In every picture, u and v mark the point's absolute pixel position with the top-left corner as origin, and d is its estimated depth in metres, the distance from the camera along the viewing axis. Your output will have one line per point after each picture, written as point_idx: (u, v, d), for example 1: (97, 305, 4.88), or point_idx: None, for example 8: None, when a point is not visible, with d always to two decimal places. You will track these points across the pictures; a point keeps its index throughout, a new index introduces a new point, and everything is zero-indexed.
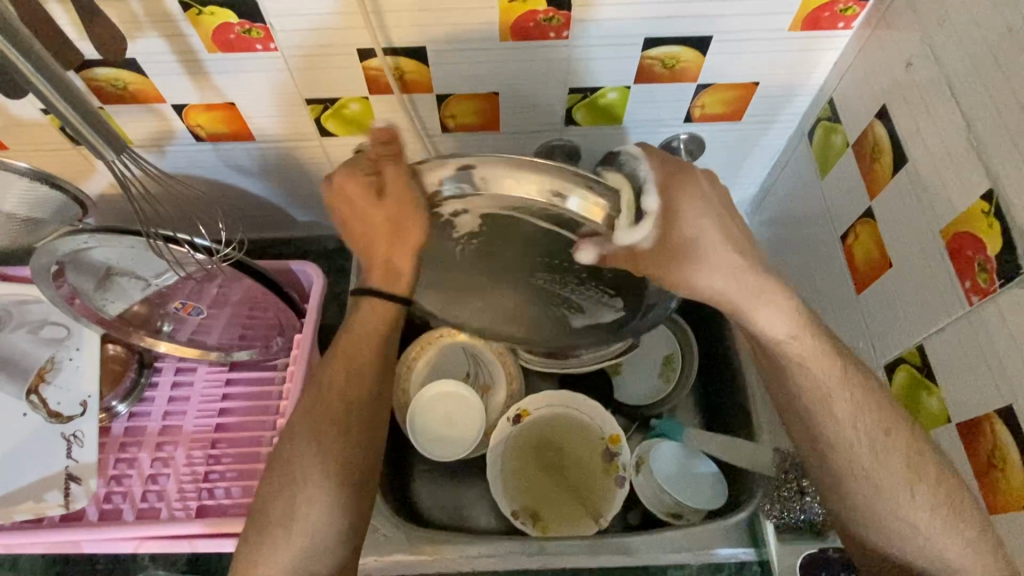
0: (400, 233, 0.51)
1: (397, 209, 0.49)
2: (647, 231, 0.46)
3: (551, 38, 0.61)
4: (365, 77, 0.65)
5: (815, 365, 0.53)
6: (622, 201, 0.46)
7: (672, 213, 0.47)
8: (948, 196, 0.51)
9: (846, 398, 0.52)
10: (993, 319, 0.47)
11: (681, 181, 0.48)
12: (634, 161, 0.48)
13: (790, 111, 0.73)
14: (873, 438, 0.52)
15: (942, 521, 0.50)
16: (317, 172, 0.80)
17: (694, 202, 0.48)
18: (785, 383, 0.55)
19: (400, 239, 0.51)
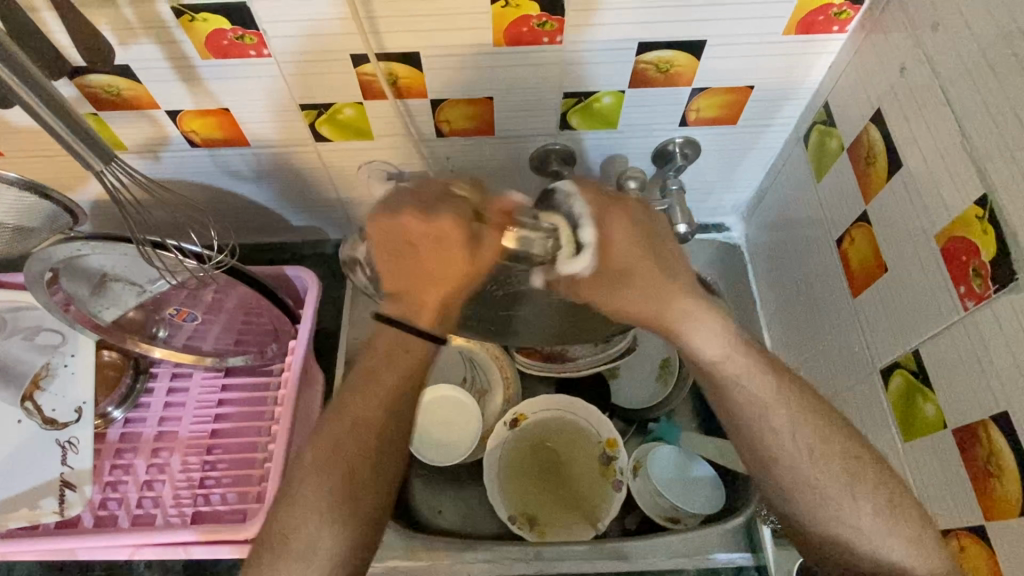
0: (455, 279, 0.51)
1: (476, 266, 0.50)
2: (587, 261, 0.51)
3: (545, 43, 0.61)
4: (359, 82, 0.65)
5: (748, 382, 0.53)
6: (561, 237, 0.50)
7: (607, 239, 0.51)
8: (943, 200, 0.51)
9: (783, 407, 0.52)
10: (988, 324, 0.47)
11: (613, 211, 0.52)
12: (568, 200, 0.53)
13: (786, 114, 0.72)
14: (813, 446, 0.51)
15: (887, 521, 0.49)
16: (313, 177, 0.80)
17: (624, 229, 0.52)
18: (722, 397, 0.54)
19: (451, 283, 0.51)
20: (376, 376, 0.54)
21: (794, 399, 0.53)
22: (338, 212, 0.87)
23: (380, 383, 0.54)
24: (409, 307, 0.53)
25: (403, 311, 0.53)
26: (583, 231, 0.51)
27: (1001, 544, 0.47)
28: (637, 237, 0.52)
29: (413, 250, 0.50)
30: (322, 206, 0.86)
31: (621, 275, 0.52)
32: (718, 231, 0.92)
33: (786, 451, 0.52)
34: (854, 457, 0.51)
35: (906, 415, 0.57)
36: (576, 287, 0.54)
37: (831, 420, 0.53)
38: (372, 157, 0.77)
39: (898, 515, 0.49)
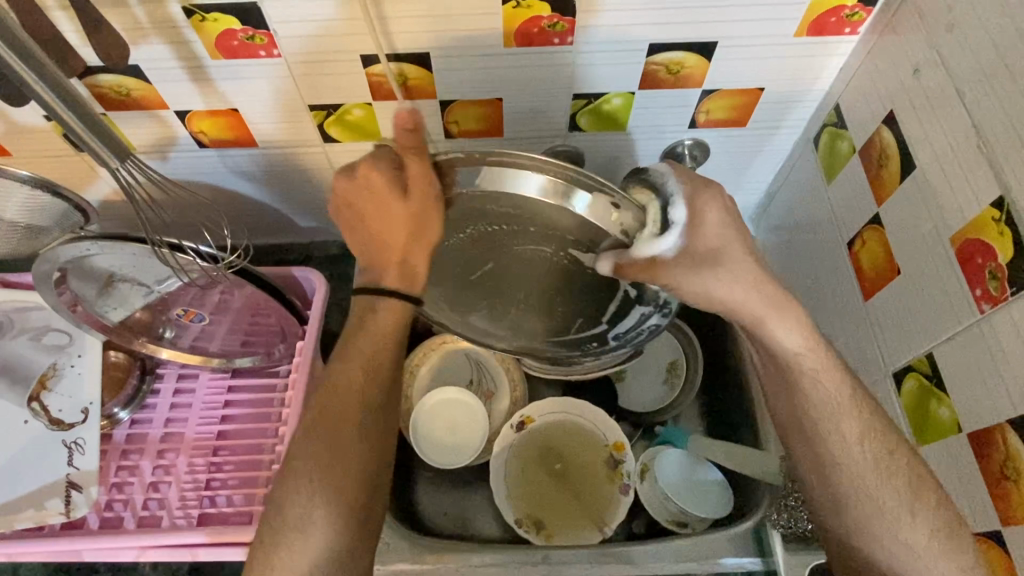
0: (421, 233, 0.51)
1: (420, 208, 0.50)
2: (672, 241, 0.49)
3: (556, 44, 0.61)
4: (369, 83, 0.65)
5: (828, 383, 0.53)
6: (648, 216, 0.49)
7: (697, 222, 0.50)
8: (957, 204, 0.51)
9: (856, 417, 0.53)
10: (1004, 328, 0.47)
11: (711, 197, 0.50)
12: (662, 178, 0.50)
13: (796, 116, 0.72)
14: (878, 459, 0.52)
15: (928, 536, 0.50)
16: (320, 178, 0.80)
17: (716, 214, 0.50)
18: (800, 397, 0.55)
19: (419, 241, 0.52)
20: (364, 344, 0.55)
21: (879, 421, 0.53)
22: None
23: (358, 351, 0.55)
24: (379, 269, 0.55)
25: (369, 270, 0.55)
26: (675, 211, 0.49)
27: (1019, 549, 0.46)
28: (727, 223, 0.51)
29: (371, 197, 0.51)
30: (329, 207, 0.86)
31: (706, 260, 0.51)
32: None
33: (869, 470, 0.52)
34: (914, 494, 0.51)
35: (919, 419, 0.56)
36: (651, 269, 0.51)
37: (853, 434, 0.53)
38: None
39: (933, 529, 0.50)
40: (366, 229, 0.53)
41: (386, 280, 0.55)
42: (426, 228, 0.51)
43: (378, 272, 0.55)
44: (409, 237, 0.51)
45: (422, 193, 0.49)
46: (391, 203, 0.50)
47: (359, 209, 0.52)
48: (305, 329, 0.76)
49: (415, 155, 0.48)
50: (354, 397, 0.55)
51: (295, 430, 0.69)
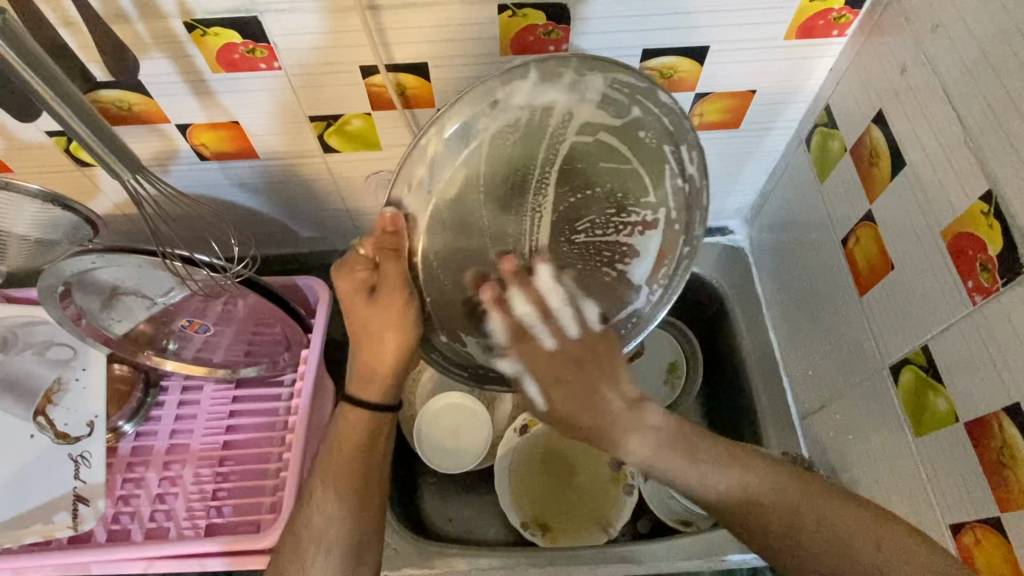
0: (372, 338, 0.56)
1: (393, 298, 0.54)
2: (574, 327, 0.59)
3: (551, 52, 0.62)
4: (368, 93, 0.66)
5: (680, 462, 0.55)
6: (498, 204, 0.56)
7: (547, 305, 0.58)
8: (947, 199, 0.52)
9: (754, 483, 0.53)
10: (996, 318, 0.48)
11: (522, 350, 0.58)
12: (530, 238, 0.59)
13: (787, 118, 0.74)
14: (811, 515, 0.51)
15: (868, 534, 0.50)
16: (319, 188, 0.81)
17: (543, 367, 0.58)
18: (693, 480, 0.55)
19: (374, 343, 0.56)
20: (341, 440, 0.59)
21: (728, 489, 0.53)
22: (346, 222, 0.88)
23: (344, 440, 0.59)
24: (363, 383, 0.58)
25: (361, 391, 0.59)
26: (544, 344, 0.58)
27: (1017, 534, 0.47)
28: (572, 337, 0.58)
29: (352, 326, 0.57)
30: (330, 217, 0.87)
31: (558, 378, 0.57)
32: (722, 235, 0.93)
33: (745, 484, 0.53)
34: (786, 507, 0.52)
35: (917, 411, 0.57)
36: (553, 366, 0.57)
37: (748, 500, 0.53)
38: (379, 168, 0.78)
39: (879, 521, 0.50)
40: (360, 346, 0.57)
41: (365, 395, 0.59)
42: (374, 337, 0.56)
43: (369, 381, 0.58)
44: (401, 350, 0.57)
45: (391, 285, 0.54)
46: (363, 308, 0.55)
47: (353, 330, 0.57)
48: (309, 336, 0.76)
49: (392, 259, 0.53)
50: (349, 474, 0.58)
51: (302, 438, 0.70)
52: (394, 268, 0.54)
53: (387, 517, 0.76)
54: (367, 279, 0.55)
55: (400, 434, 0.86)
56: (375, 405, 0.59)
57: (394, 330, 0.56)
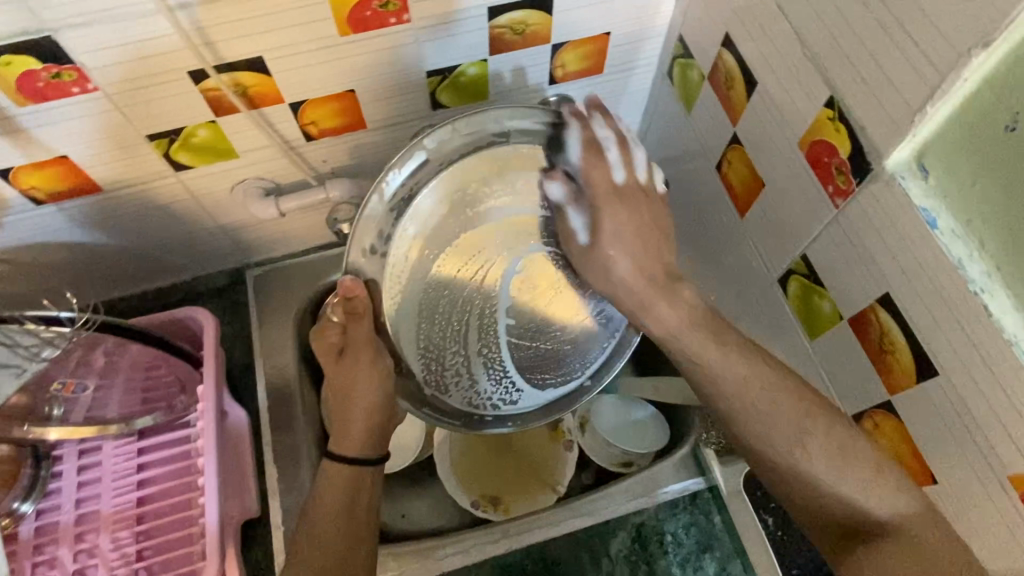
0: (349, 396, 0.59)
1: (359, 356, 0.59)
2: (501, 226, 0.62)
3: (393, 24, 0.60)
4: (206, 100, 0.61)
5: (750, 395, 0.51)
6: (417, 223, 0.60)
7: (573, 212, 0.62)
8: (797, 111, 0.54)
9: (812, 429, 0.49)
10: (855, 217, 0.50)
11: (591, 164, 0.58)
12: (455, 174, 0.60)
13: (646, 54, 0.74)
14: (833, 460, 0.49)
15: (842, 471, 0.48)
16: (184, 211, 0.75)
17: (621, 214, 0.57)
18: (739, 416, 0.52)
19: (348, 402, 0.59)
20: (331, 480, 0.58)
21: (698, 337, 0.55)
22: (225, 242, 0.82)
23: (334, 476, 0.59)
24: (349, 435, 0.60)
25: (349, 444, 0.60)
26: (613, 173, 0.57)
27: (905, 411, 0.51)
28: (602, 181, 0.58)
29: (336, 393, 0.60)
30: (206, 239, 0.80)
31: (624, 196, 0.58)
32: None
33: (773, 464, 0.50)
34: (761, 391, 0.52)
35: (808, 315, 0.60)
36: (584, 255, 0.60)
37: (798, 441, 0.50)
38: (245, 175, 0.73)
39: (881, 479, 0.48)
40: (343, 413, 0.60)
41: (351, 446, 0.60)
42: (350, 397, 0.59)
43: (346, 439, 0.60)
44: (370, 412, 0.59)
45: (354, 352, 0.59)
46: (336, 366, 0.59)
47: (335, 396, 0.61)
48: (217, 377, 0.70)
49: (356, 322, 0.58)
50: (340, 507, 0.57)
51: (216, 480, 0.65)
52: (365, 328, 0.58)
53: None
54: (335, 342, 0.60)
55: None
56: (354, 456, 0.60)
57: (369, 394, 0.59)
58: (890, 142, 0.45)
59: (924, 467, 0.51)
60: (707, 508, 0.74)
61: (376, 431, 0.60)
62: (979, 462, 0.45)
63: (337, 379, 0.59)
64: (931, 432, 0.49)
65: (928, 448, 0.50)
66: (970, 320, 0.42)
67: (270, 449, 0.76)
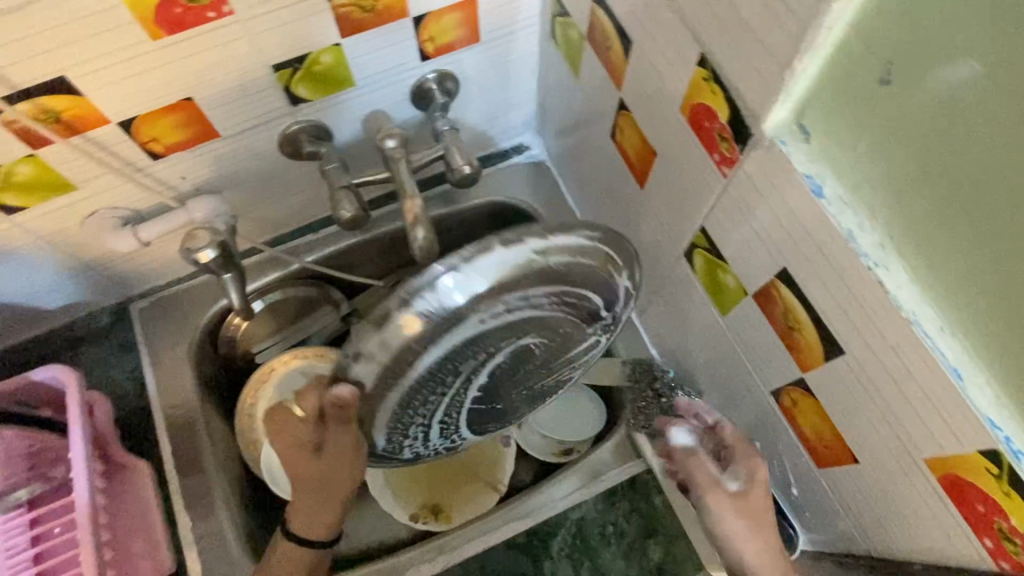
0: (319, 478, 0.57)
1: (335, 452, 0.54)
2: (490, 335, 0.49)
3: (212, 19, 0.52)
4: (12, 133, 0.53)
5: None
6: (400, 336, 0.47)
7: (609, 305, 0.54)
8: (673, 71, 0.47)
9: None
10: (744, 186, 0.45)
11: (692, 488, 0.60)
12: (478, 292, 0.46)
13: (524, 15, 0.67)
14: None
15: None
16: (34, 256, 0.66)
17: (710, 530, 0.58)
18: None
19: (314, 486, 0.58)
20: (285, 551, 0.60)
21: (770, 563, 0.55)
22: (97, 280, 0.74)
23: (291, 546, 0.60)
24: (312, 520, 0.59)
25: (307, 530, 0.59)
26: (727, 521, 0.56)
27: (820, 389, 0.47)
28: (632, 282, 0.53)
29: (300, 477, 0.58)
30: (73, 281, 0.72)
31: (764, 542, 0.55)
32: (519, 154, 0.86)
33: None
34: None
35: (716, 291, 0.55)
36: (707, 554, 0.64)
37: None
38: (93, 206, 0.64)
39: None
40: (313, 497, 0.58)
41: (315, 532, 0.59)
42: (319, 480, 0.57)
43: (312, 522, 0.59)
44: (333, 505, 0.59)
45: (335, 447, 0.54)
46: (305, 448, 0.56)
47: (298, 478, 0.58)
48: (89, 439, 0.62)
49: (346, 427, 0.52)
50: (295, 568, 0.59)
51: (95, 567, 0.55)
52: (348, 438, 0.53)
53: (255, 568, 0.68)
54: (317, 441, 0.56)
55: (250, 479, 0.78)
56: (317, 539, 0.60)
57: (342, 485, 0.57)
58: (766, 103, 0.39)
59: (843, 445, 0.47)
60: (647, 490, 0.70)
61: (334, 522, 0.60)
62: (895, 441, 0.42)
63: (307, 462, 0.57)
64: (846, 411, 0.45)
65: (844, 426, 0.46)
66: (867, 294, 0.38)
67: (179, 495, 0.70)
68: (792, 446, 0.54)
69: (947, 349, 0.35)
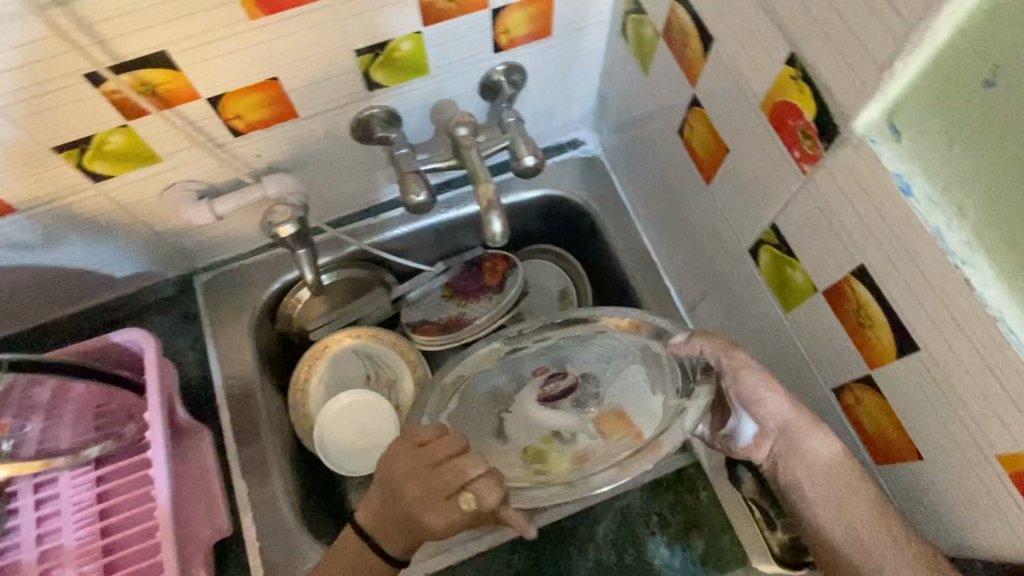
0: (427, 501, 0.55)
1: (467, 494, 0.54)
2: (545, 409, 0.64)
3: (308, 3, 0.54)
4: (111, 103, 0.55)
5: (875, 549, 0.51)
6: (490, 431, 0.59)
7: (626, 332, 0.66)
8: (758, 69, 0.49)
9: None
10: (826, 184, 0.46)
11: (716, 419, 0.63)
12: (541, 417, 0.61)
13: (596, 12, 0.68)
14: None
15: None
16: (112, 224, 0.69)
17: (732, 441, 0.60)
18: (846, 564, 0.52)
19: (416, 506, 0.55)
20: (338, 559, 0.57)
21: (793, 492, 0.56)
22: (166, 251, 0.77)
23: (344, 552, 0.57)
24: (396, 538, 0.56)
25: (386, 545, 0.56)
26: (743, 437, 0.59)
27: (889, 386, 0.48)
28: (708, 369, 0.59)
29: (406, 497, 0.55)
30: (144, 251, 0.75)
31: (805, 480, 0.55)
32: (574, 148, 0.87)
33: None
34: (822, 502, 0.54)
35: (781, 286, 0.56)
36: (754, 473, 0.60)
37: None
38: (173, 179, 0.67)
39: None
40: (409, 521, 0.55)
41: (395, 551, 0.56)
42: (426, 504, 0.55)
43: (394, 538, 0.56)
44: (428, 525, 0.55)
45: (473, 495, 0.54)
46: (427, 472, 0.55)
47: (401, 498, 0.55)
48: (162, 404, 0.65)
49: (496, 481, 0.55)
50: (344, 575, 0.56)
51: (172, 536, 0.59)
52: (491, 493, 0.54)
53: (310, 537, 0.70)
54: (427, 439, 0.57)
55: (302, 451, 0.81)
56: (395, 557, 0.56)
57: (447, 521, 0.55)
58: (860, 102, 0.40)
59: (909, 444, 0.48)
60: (692, 483, 0.72)
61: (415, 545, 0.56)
62: (967, 439, 0.43)
63: (422, 486, 0.55)
64: (916, 408, 0.46)
65: (911, 422, 0.47)
66: (952, 292, 0.39)
67: (236, 462, 0.73)
68: (851, 444, 0.55)
69: (1020, 335, 0.36)
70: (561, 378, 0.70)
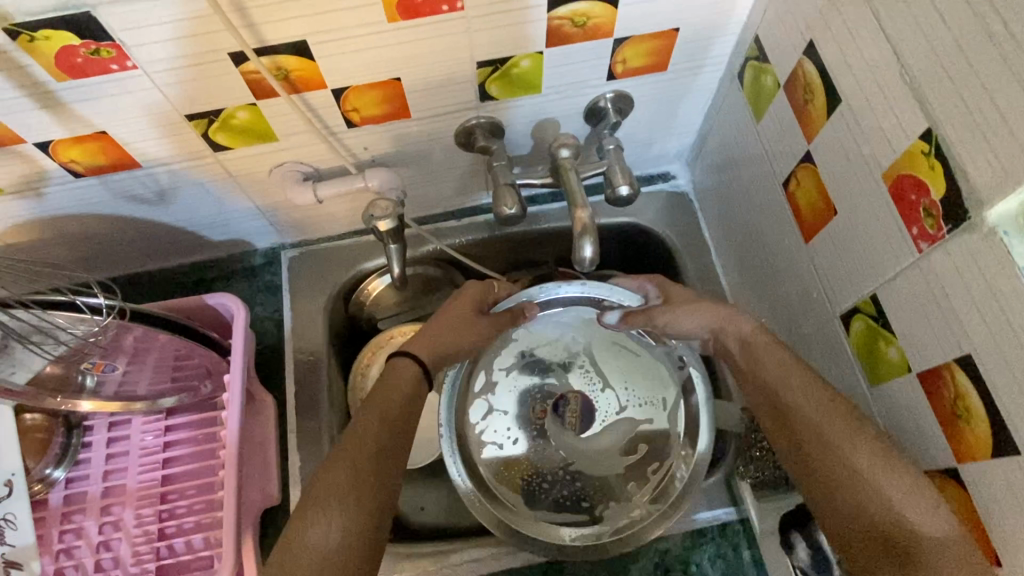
0: (454, 323, 0.67)
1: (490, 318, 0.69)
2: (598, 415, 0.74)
3: (444, 13, 0.56)
4: (247, 82, 0.58)
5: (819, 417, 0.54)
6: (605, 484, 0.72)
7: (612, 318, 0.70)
8: (887, 137, 0.48)
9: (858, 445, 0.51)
10: (942, 266, 0.45)
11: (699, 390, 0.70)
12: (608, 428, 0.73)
13: (715, 53, 0.68)
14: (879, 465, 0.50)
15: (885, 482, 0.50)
16: (220, 191, 0.73)
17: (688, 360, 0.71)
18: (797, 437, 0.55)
19: (446, 324, 0.66)
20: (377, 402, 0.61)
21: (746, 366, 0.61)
22: (262, 223, 0.80)
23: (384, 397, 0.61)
24: (421, 344, 0.65)
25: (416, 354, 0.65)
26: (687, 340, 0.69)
27: (979, 483, 0.46)
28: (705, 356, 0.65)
29: (441, 316, 0.67)
30: (243, 220, 0.79)
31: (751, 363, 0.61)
32: (665, 181, 0.87)
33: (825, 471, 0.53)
34: (773, 404, 0.58)
35: (870, 359, 0.55)
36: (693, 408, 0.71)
37: None
38: (284, 158, 0.70)
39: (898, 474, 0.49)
40: (439, 332, 0.66)
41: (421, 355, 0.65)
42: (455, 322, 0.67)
43: (422, 343, 0.65)
44: (465, 327, 0.67)
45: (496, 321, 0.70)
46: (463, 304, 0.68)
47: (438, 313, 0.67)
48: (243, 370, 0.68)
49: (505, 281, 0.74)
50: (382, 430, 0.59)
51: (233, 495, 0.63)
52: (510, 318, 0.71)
53: None
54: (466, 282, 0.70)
55: None
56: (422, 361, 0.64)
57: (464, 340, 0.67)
58: (997, 191, 0.39)
59: (986, 546, 0.46)
60: (736, 541, 0.70)
61: (443, 356, 0.66)
62: None
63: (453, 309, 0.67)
64: (1005, 512, 0.44)
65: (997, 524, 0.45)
66: None
67: (293, 435, 0.75)
68: None
69: None
70: (567, 403, 0.75)
